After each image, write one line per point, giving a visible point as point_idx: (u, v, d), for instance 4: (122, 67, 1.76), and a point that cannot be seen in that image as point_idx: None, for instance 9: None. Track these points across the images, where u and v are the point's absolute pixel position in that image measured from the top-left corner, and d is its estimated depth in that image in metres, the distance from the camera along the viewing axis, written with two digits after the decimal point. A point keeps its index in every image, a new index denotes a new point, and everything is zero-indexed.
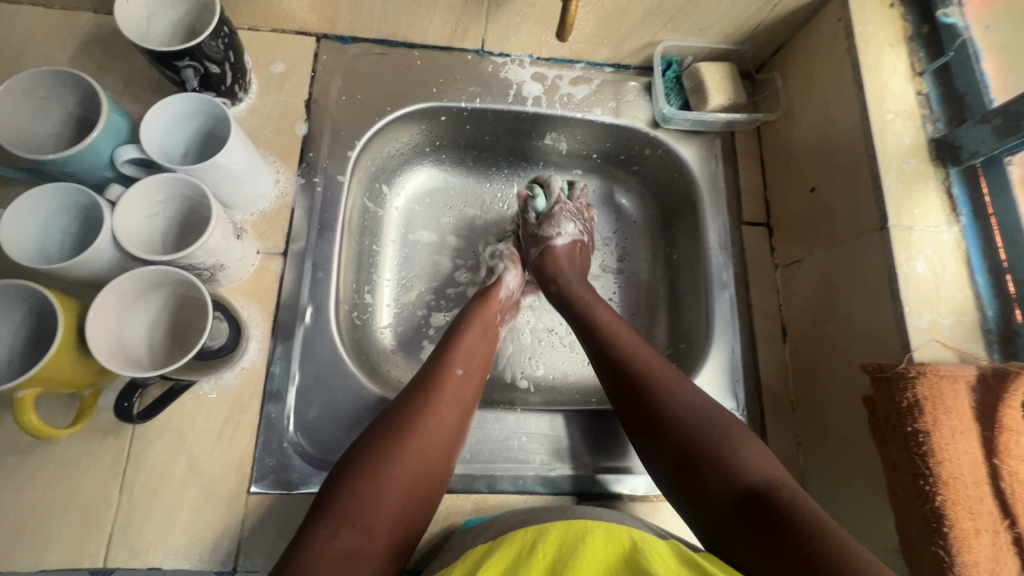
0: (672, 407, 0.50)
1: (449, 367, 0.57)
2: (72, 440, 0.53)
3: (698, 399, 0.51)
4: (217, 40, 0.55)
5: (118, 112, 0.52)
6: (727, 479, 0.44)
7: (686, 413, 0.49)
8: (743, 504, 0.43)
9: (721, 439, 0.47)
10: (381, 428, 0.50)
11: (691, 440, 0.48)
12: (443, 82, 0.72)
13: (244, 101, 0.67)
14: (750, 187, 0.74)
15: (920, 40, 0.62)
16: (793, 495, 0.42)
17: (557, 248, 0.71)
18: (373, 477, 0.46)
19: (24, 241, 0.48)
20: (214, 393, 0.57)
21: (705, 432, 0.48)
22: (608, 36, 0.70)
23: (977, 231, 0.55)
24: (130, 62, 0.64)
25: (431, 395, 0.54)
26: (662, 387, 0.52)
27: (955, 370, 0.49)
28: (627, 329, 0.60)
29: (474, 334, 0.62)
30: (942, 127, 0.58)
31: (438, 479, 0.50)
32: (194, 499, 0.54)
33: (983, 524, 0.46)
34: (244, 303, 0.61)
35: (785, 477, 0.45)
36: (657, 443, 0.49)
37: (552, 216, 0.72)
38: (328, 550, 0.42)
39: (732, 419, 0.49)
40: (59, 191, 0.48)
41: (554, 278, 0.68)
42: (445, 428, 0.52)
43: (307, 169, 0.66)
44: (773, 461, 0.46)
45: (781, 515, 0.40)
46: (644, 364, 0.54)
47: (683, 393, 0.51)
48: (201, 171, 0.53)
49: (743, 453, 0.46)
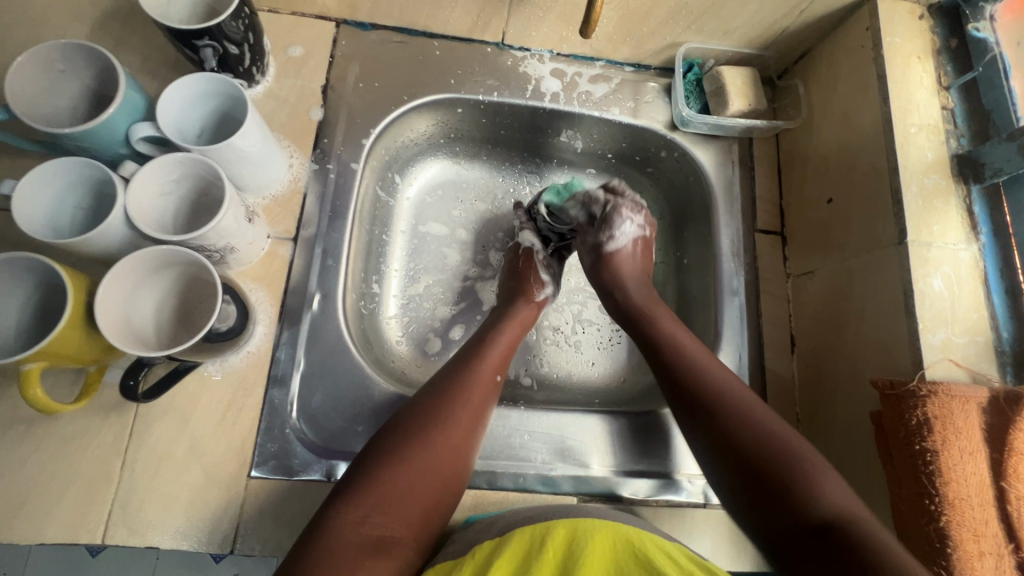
0: (738, 429, 0.49)
1: (488, 366, 0.57)
2: (75, 415, 0.53)
3: (771, 420, 0.49)
4: (237, 21, 0.55)
5: (135, 89, 0.52)
6: (795, 508, 0.43)
7: (754, 436, 0.48)
8: (809, 531, 0.42)
9: (798, 463, 0.46)
10: (409, 416, 0.51)
11: (761, 465, 0.46)
12: (461, 74, 0.71)
13: (260, 84, 0.66)
14: (766, 194, 0.73)
15: (948, 53, 0.61)
16: (861, 524, 0.41)
17: (622, 250, 0.67)
18: (405, 466, 0.47)
19: (35, 224, 0.48)
20: (219, 375, 0.57)
21: (779, 453, 0.46)
22: (630, 35, 0.69)
23: (995, 251, 0.54)
24: (148, 39, 0.63)
25: (467, 393, 0.54)
26: (738, 407, 0.50)
27: (966, 391, 0.49)
28: (696, 345, 0.58)
29: (511, 336, 0.62)
30: (966, 143, 0.58)
31: (463, 478, 0.51)
32: (194, 480, 0.54)
33: (986, 547, 0.46)
34: (251, 287, 0.60)
35: (862, 510, 0.43)
36: (725, 465, 0.48)
37: (609, 218, 0.67)
38: (355, 533, 0.43)
39: (806, 444, 0.48)
40: (56, 159, 0.48)
41: (613, 289, 0.66)
42: (476, 430, 0.53)
43: (321, 155, 0.66)
44: (848, 493, 0.44)
45: (852, 544, 0.39)
46: (715, 384, 0.53)
47: (756, 412, 0.50)
48: (216, 153, 0.52)
49: (820, 482, 0.44)
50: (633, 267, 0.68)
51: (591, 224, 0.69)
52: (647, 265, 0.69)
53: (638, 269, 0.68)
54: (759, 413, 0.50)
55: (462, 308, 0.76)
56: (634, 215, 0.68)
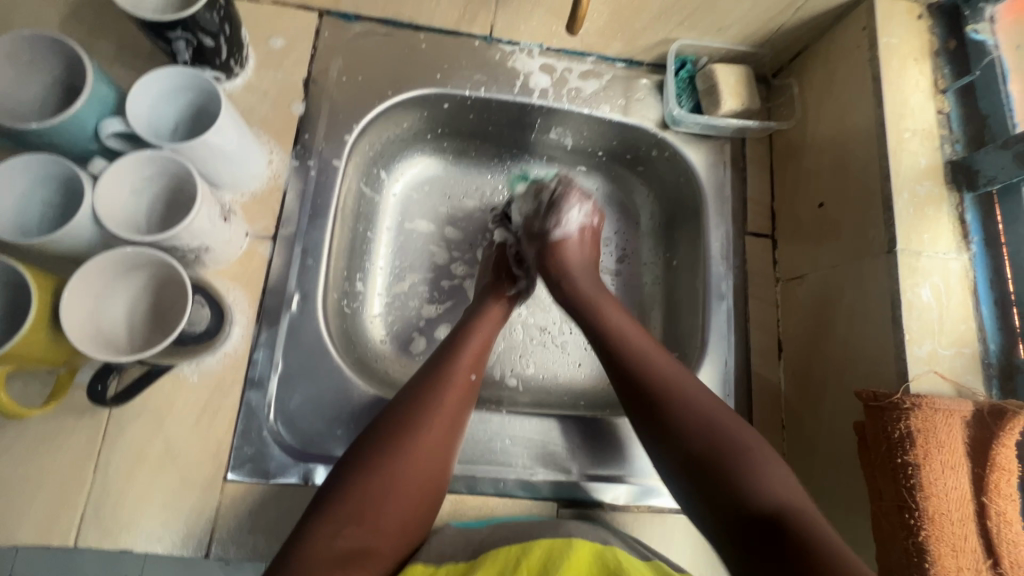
0: (680, 418, 0.48)
1: (461, 367, 0.56)
2: (49, 416, 0.52)
3: (712, 406, 0.49)
4: (212, 12, 0.53)
5: (105, 82, 0.50)
6: (738, 499, 0.43)
7: (691, 423, 0.48)
8: (756, 526, 0.41)
9: (738, 450, 0.45)
10: (382, 424, 0.50)
11: (701, 458, 0.46)
12: (447, 68, 0.69)
13: (240, 77, 0.64)
14: (757, 196, 0.71)
15: (946, 55, 0.59)
16: (807, 519, 0.41)
17: (568, 241, 0.67)
18: (376, 477, 0.46)
19: (2, 229, 0.47)
20: (195, 376, 0.56)
21: (726, 446, 0.46)
22: (622, 30, 0.68)
23: (987, 261, 0.53)
24: (123, 28, 0.61)
25: (441, 396, 0.53)
26: (674, 393, 0.50)
27: (951, 404, 0.48)
28: (644, 337, 0.56)
29: (483, 334, 0.61)
30: (960, 149, 0.56)
31: (441, 484, 0.50)
32: (170, 483, 0.53)
33: (964, 562, 0.45)
34: (229, 287, 0.59)
35: (805, 500, 0.43)
36: (672, 451, 0.48)
37: (557, 203, 0.68)
38: (328, 547, 0.43)
39: (750, 432, 0.47)
40: (22, 156, 0.47)
41: (561, 280, 0.65)
42: (452, 434, 0.52)
43: (302, 151, 0.64)
44: (792, 483, 0.44)
45: (799, 539, 0.39)
46: (665, 372, 0.52)
47: (701, 400, 0.49)
48: (189, 150, 0.51)
49: (762, 473, 0.44)
50: (579, 256, 0.67)
51: (538, 214, 0.69)
52: (595, 257, 0.69)
53: (585, 259, 0.67)
54: (698, 398, 0.49)
55: (447, 307, 0.74)
56: (581, 205, 0.68)
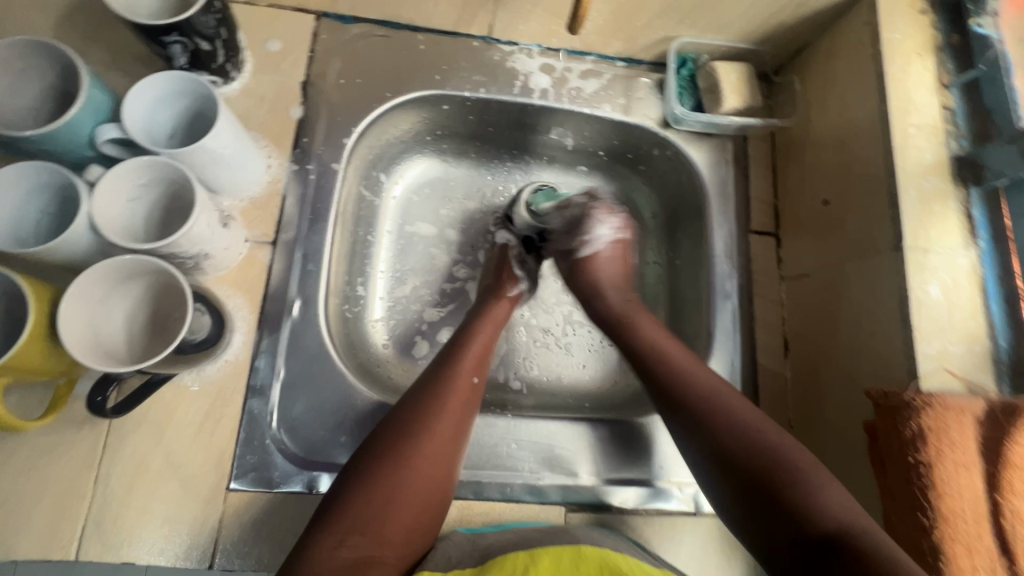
0: (728, 434, 0.48)
1: (463, 370, 0.55)
2: (47, 428, 0.52)
3: (761, 426, 0.48)
4: (208, 15, 0.52)
5: (99, 88, 0.50)
6: (794, 522, 0.42)
7: (741, 439, 0.47)
8: (815, 550, 0.40)
9: (798, 466, 0.44)
10: (384, 430, 0.49)
11: (761, 475, 0.45)
12: (446, 69, 0.69)
13: (237, 80, 0.63)
14: (760, 194, 0.71)
15: (949, 50, 0.59)
16: (872, 536, 0.39)
17: (600, 256, 0.66)
18: (379, 485, 0.46)
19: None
20: (196, 384, 0.55)
21: (784, 463, 0.45)
22: (622, 28, 0.67)
23: (994, 257, 0.53)
24: (118, 33, 0.60)
25: (443, 400, 0.52)
26: (719, 415, 0.49)
27: (962, 402, 0.48)
28: (687, 355, 0.55)
29: (485, 336, 0.60)
30: (966, 144, 0.56)
31: (447, 490, 0.49)
32: (172, 494, 0.52)
33: (979, 562, 0.45)
34: (229, 293, 0.58)
35: (867, 518, 0.42)
36: (721, 476, 0.47)
37: (583, 221, 0.67)
38: (334, 557, 0.42)
39: (806, 453, 0.46)
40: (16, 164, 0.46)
41: (592, 296, 0.65)
42: (456, 439, 0.51)
43: (301, 155, 0.64)
44: (850, 502, 0.42)
45: (860, 559, 0.37)
46: (708, 393, 0.51)
47: (748, 417, 0.49)
48: (188, 155, 0.50)
49: (818, 491, 0.43)
50: (610, 272, 0.66)
51: (566, 231, 0.68)
52: (627, 268, 0.68)
53: (617, 274, 0.66)
54: (746, 415, 0.49)
55: (450, 310, 0.74)
56: (609, 219, 0.68)
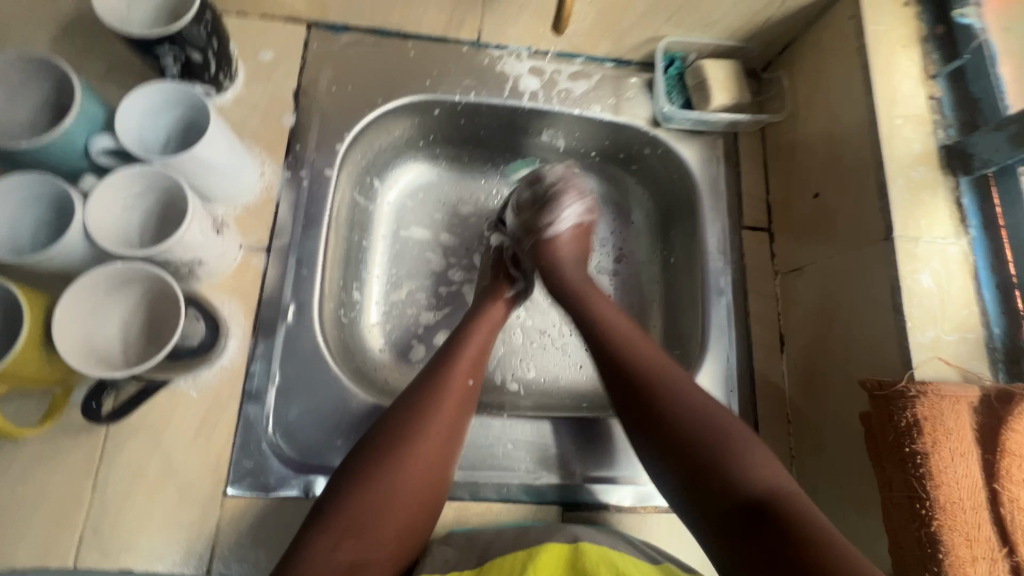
0: (670, 407, 0.48)
1: (459, 372, 0.55)
2: (45, 436, 0.52)
3: (696, 395, 0.49)
4: (199, 26, 0.53)
5: (93, 99, 0.51)
6: (723, 491, 0.43)
7: (686, 412, 0.47)
8: (743, 519, 0.42)
9: (722, 437, 0.46)
10: (379, 432, 0.49)
11: (691, 444, 0.46)
12: (436, 75, 0.70)
13: (229, 91, 0.64)
14: (752, 190, 0.71)
15: (934, 41, 0.59)
16: (799, 503, 0.41)
17: (562, 235, 0.67)
18: (373, 489, 0.46)
19: None
20: (193, 391, 0.55)
21: (715, 434, 0.46)
22: (609, 29, 0.68)
23: (986, 244, 0.53)
24: (113, 47, 0.62)
25: (439, 402, 0.52)
26: (666, 383, 0.50)
27: (957, 391, 0.47)
28: (628, 325, 0.56)
29: (481, 336, 0.60)
30: (955, 134, 0.56)
31: (440, 491, 0.50)
32: (169, 500, 0.52)
33: (979, 551, 0.44)
34: (224, 300, 0.59)
35: (792, 484, 0.44)
36: (655, 441, 0.48)
37: (551, 200, 0.68)
38: (328, 560, 0.42)
39: (734, 418, 0.47)
40: (13, 175, 0.47)
41: (552, 272, 0.65)
42: (451, 440, 0.51)
43: (294, 162, 0.64)
44: (777, 467, 0.44)
45: (787, 530, 0.39)
46: (651, 362, 0.52)
47: (687, 389, 0.49)
48: (179, 163, 0.51)
49: (748, 459, 0.44)
50: (573, 253, 0.67)
51: (533, 209, 0.69)
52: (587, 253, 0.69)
53: (579, 255, 0.67)
54: (690, 391, 0.49)
55: (446, 313, 0.74)
56: (575, 204, 0.69)
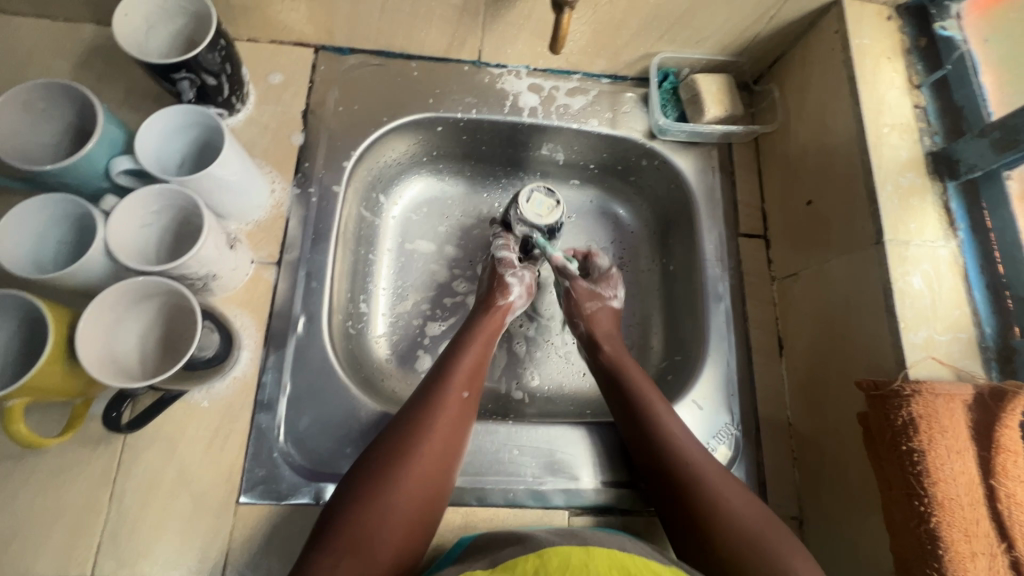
0: (714, 502, 0.51)
1: (453, 388, 0.57)
2: (65, 447, 0.54)
3: (738, 493, 0.52)
4: (214, 53, 0.56)
5: (114, 123, 0.53)
6: None
7: (730, 513, 0.50)
8: None
9: (767, 550, 0.47)
10: (376, 451, 0.51)
11: (743, 544, 0.48)
12: (439, 93, 0.72)
13: (241, 112, 0.67)
14: (747, 198, 0.73)
15: (918, 53, 0.61)
16: None
17: (609, 309, 0.70)
18: (371, 506, 0.47)
19: (22, 267, 0.49)
20: (206, 402, 0.57)
21: (763, 548, 0.47)
22: (604, 47, 0.70)
23: (974, 247, 0.55)
24: (130, 73, 0.65)
25: (433, 419, 0.54)
26: (703, 481, 0.52)
27: (951, 389, 0.49)
28: (669, 416, 0.59)
29: (476, 351, 0.61)
30: (941, 141, 0.58)
31: (438, 506, 0.51)
32: (184, 508, 0.54)
33: (978, 547, 0.45)
34: (237, 313, 0.61)
35: None
36: (704, 538, 0.49)
37: (610, 277, 0.71)
38: None
39: (777, 523, 0.50)
40: (36, 197, 0.49)
41: (605, 345, 0.66)
42: (446, 456, 0.53)
43: (303, 179, 0.67)
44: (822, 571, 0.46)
45: None
46: (687, 457, 0.55)
47: (732, 498, 0.51)
48: (196, 182, 0.53)
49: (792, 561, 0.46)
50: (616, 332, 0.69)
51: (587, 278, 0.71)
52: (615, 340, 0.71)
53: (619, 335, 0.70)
54: (736, 501, 0.51)
55: (451, 323, 0.76)
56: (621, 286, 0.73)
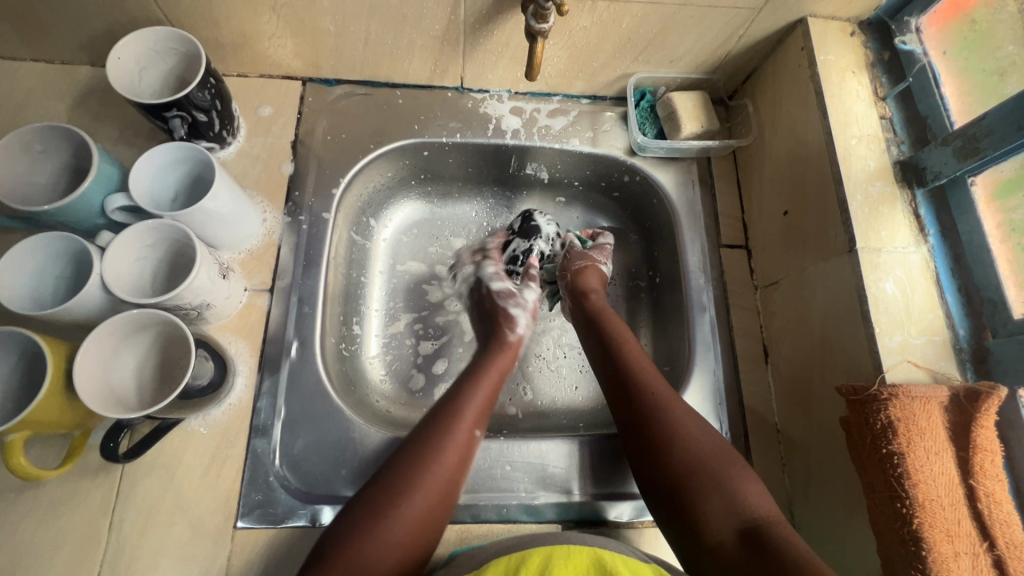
0: (677, 428, 0.53)
1: (465, 420, 0.57)
2: (64, 478, 0.55)
3: (696, 419, 0.54)
4: (204, 91, 0.58)
5: (109, 161, 0.55)
6: (716, 510, 0.48)
7: (688, 435, 0.53)
8: (736, 535, 0.46)
9: (714, 467, 0.50)
10: (382, 477, 0.51)
11: (692, 465, 0.51)
12: (424, 119, 0.75)
13: (232, 145, 0.69)
14: (727, 210, 0.75)
15: (882, 65, 0.64)
16: (782, 526, 0.46)
17: (600, 270, 0.73)
18: (374, 534, 0.47)
19: (20, 304, 0.50)
20: (203, 428, 0.58)
21: (709, 469, 0.50)
22: (582, 70, 0.73)
23: (945, 251, 0.56)
24: (125, 112, 0.67)
25: (443, 450, 0.54)
26: (667, 411, 0.55)
27: (927, 391, 0.50)
28: (645, 360, 0.61)
29: (488, 387, 0.61)
30: (907, 149, 0.60)
31: (434, 539, 0.51)
32: (181, 535, 0.55)
33: (960, 546, 0.46)
34: (231, 340, 0.62)
35: (776, 509, 0.48)
36: (658, 465, 0.52)
37: (601, 248, 0.76)
38: None
39: (727, 445, 0.52)
40: (35, 235, 0.51)
41: (590, 294, 0.70)
42: (451, 489, 0.53)
43: (293, 208, 0.69)
44: (767, 494, 0.49)
45: (770, 544, 0.44)
46: (658, 394, 0.57)
47: (691, 427, 0.53)
48: (188, 216, 0.55)
49: (739, 484, 0.49)
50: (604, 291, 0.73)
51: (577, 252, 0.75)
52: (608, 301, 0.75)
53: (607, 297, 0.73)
54: (695, 430, 0.53)
55: (443, 342, 0.77)
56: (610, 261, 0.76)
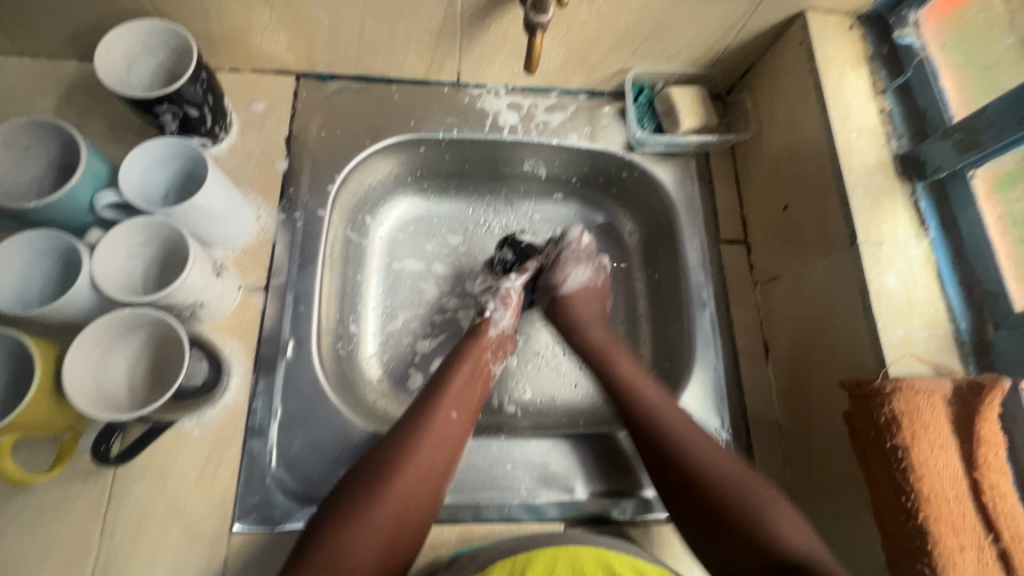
0: (695, 466, 0.54)
1: (442, 406, 0.57)
2: (53, 482, 0.53)
3: (717, 456, 0.55)
4: (196, 85, 0.57)
5: (97, 157, 0.54)
6: (761, 549, 0.49)
7: (710, 474, 0.53)
8: (780, 573, 0.47)
9: (745, 502, 0.51)
10: (365, 469, 0.52)
11: (721, 505, 0.51)
12: (420, 115, 0.74)
13: (224, 141, 0.68)
14: (726, 205, 0.75)
15: (879, 60, 0.64)
16: (825, 563, 0.47)
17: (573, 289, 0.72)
18: (354, 526, 0.48)
19: (7, 303, 0.49)
20: (197, 430, 0.57)
21: (740, 507, 0.51)
22: (580, 65, 0.72)
23: (945, 244, 0.56)
24: (114, 107, 0.66)
25: (422, 439, 0.54)
26: (688, 447, 0.55)
27: (930, 384, 0.49)
28: None
29: (467, 371, 0.61)
30: (907, 143, 0.60)
31: (421, 527, 0.51)
32: (176, 539, 0.53)
33: (966, 540, 0.45)
34: (226, 339, 0.61)
35: (816, 542, 0.49)
36: (691, 487, 0.53)
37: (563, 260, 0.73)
38: None
39: (758, 481, 0.53)
40: (22, 233, 0.50)
41: (576, 327, 0.69)
42: (433, 477, 0.53)
43: (288, 205, 0.68)
44: (804, 528, 0.50)
45: None
46: (677, 420, 0.57)
47: (713, 462, 0.54)
48: (179, 213, 0.54)
49: (775, 521, 0.50)
50: (586, 304, 0.71)
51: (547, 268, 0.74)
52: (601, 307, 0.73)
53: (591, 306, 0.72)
54: (716, 465, 0.54)
55: (441, 340, 0.76)
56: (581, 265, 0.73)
